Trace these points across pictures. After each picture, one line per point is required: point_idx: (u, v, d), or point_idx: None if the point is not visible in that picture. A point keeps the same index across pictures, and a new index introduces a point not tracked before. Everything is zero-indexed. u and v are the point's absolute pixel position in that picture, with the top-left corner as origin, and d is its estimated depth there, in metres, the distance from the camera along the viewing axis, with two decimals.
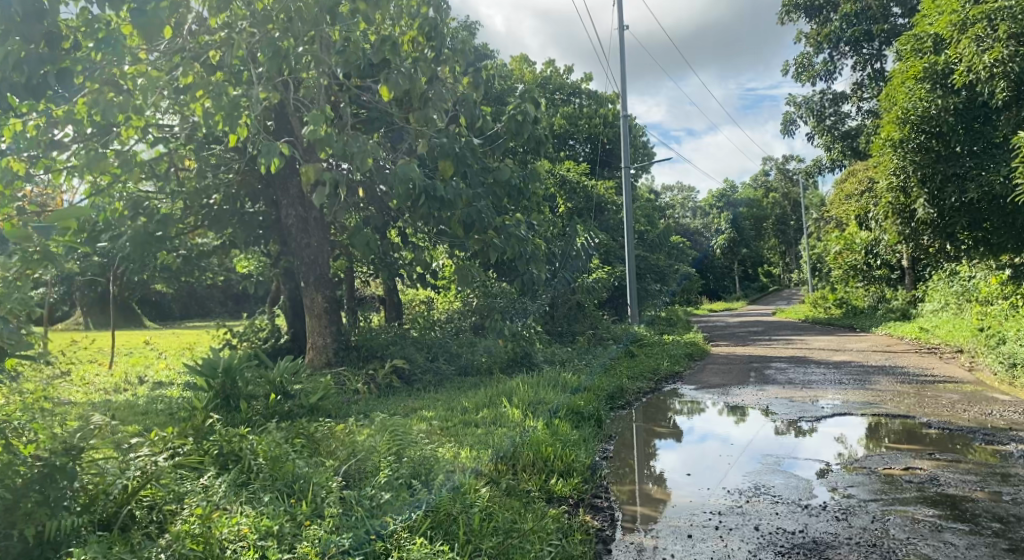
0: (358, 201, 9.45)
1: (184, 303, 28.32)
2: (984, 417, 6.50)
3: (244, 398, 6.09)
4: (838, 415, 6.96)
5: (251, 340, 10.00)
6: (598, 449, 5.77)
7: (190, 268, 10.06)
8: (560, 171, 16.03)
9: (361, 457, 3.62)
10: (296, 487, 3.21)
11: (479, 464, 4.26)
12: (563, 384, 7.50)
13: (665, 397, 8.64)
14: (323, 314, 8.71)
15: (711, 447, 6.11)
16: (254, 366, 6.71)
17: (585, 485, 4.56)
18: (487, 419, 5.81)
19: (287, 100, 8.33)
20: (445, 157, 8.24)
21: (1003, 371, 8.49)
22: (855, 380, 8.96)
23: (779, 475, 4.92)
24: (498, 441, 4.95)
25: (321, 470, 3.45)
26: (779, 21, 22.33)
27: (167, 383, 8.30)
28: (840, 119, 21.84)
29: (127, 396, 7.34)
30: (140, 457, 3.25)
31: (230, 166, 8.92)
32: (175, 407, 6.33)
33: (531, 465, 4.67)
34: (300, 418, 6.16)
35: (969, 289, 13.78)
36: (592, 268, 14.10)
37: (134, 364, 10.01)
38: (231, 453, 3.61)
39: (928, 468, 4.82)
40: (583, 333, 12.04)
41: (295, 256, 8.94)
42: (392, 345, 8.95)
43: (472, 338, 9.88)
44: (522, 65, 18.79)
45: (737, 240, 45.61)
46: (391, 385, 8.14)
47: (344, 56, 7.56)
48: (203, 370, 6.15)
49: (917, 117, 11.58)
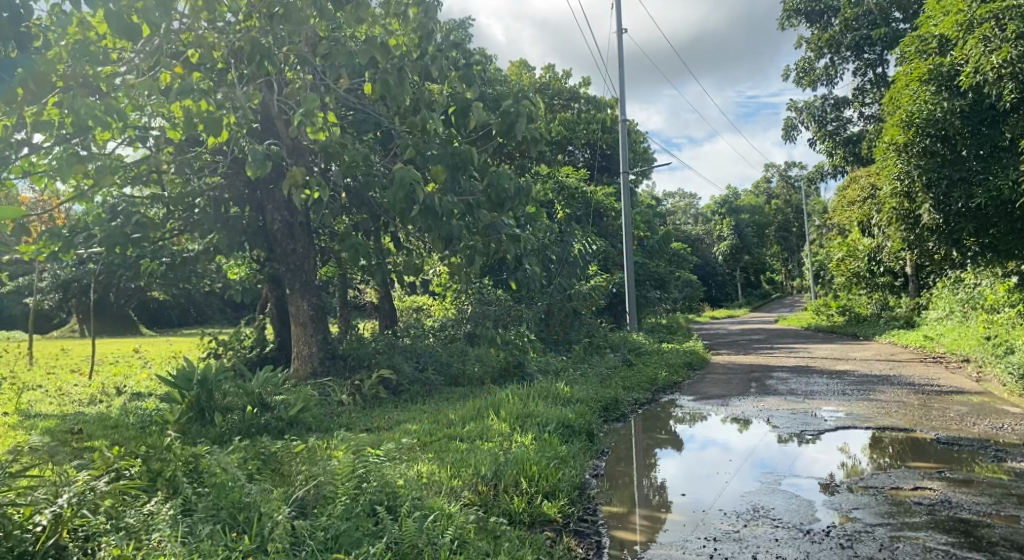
0: (347, 205, 9.16)
1: (181, 310, 27.98)
2: (993, 430, 6.18)
3: (220, 410, 5.84)
4: (841, 427, 6.65)
5: (236, 349, 9.70)
6: (589, 466, 5.44)
7: (176, 275, 9.81)
8: (558, 176, 15.79)
9: (322, 477, 3.35)
10: (242, 517, 2.95)
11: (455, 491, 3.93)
12: (555, 396, 7.20)
13: (663, 407, 8.35)
14: (308, 322, 8.38)
15: (708, 459, 5.81)
16: (231, 376, 6.42)
17: (572, 507, 4.27)
18: (473, 434, 5.53)
19: (272, 102, 8.08)
20: (435, 160, 7.93)
21: (1012, 381, 8.17)
22: (860, 391, 8.66)
23: (779, 495, 4.60)
24: (481, 458, 4.65)
25: (276, 494, 3.19)
26: (780, 26, 22.12)
27: (145, 394, 8.02)
28: (842, 125, 21.58)
29: (100, 408, 7.07)
30: (78, 481, 3.00)
31: (214, 170, 8.69)
32: (150, 421, 6.06)
33: (515, 484, 4.38)
34: (278, 432, 5.88)
35: (975, 297, 13.59)
36: (591, 275, 13.81)
37: (116, 374, 9.74)
38: (182, 475, 3.35)
39: (939, 489, 4.52)
40: (580, 341, 11.73)
41: (280, 263, 8.64)
42: (380, 354, 8.61)
43: (463, 347, 9.60)
44: (520, 70, 18.60)
45: (740, 246, 45.21)
46: (377, 396, 7.81)
47: (328, 56, 7.30)
48: (176, 381, 5.88)
49: (922, 120, 11.27)
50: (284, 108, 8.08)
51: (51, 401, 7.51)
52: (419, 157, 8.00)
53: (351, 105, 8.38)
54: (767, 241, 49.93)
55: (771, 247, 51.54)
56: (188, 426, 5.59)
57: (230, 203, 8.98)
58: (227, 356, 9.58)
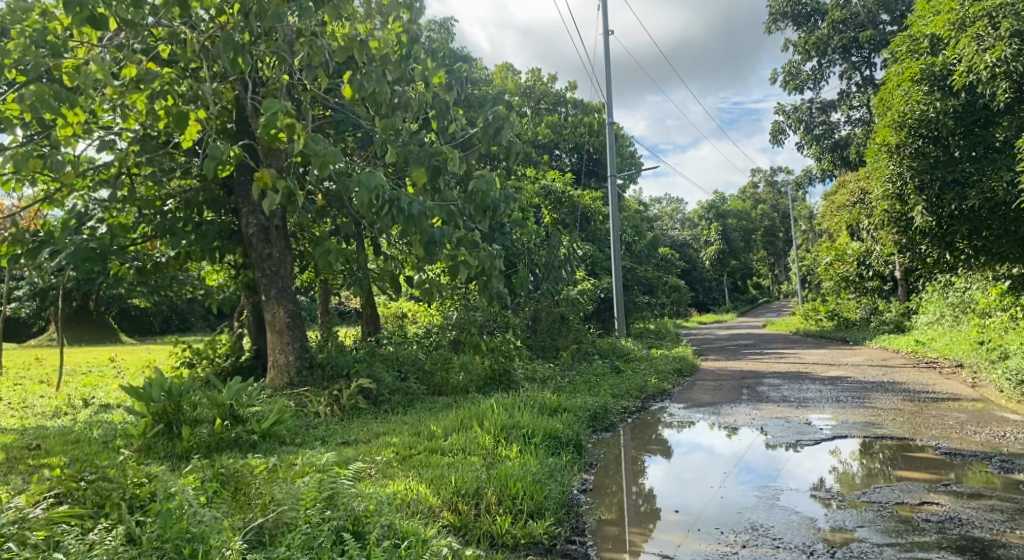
0: (325, 209, 8.86)
1: (163, 317, 27.44)
2: (997, 439, 5.97)
3: (189, 424, 5.55)
4: (836, 435, 6.41)
5: (211, 358, 9.34)
6: (577, 479, 5.16)
7: (148, 280, 9.47)
8: (545, 181, 15.54)
9: (284, 501, 3.06)
10: (189, 551, 2.66)
11: (432, 521, 3.62)
12: (542, 405, 6.93)
13: (653, 415, 8.10)
14: (285, 329, 8.05)
15: (698, 469, 5.55)
16: (199, 387, 6.07)
17: (559, 528, 4.01)
18: (454, 447, 5.27)
19: (246, 102, 7.79)
20: (417, 165, 7.62)
21: (1009, 387, 7.98)
22: (854, 398, 8.45)
23: (778, 511, 4.33)
24: (463, 474, 4.36)
25: (229, 523, 2.90)
26: (767, 29, 22.06)
27: (113, 406, 7.65)
28: (830, 128, 21.51)
29: (63, 421, 6.71)
30: (10, 510, 2.74)
31: (187, 172, 8.38)
32: (113, 436, 5.71)
33: (498, 504, 4.09)
34: (250, 447, 5.55)
35: (965, 301, 13.50)
36: (577, 280, 13.56)
37: (85, 385, 9.34)
38: (131, 499, 3.06)
39: (946, 503, 4.28)
40: (568, 348, 11.46)
41: (255, 269, 8.33)
42: (359, 362, 8.25)
43: (447, 354, 9.29)
44: (506, 73, 18.39)
45: (727, 251, 45.26)
46: (357, 407, 7.45)
47: (305, 56, 7.05)
48: (142, 392, 5.57)
49: (914, 120, 11.16)
50: (259, 109, 7.80)
51: (12, 414, 7.14)
52: (400, 160, 7.72)
53: (329, 105, 8.10)
54: (753, 246, 50.04)
55: (758, 251, 51.66)
56: (152, 442, 5.28)
57: (204, 207, 8.66)
58: (200, 367, 9.21)
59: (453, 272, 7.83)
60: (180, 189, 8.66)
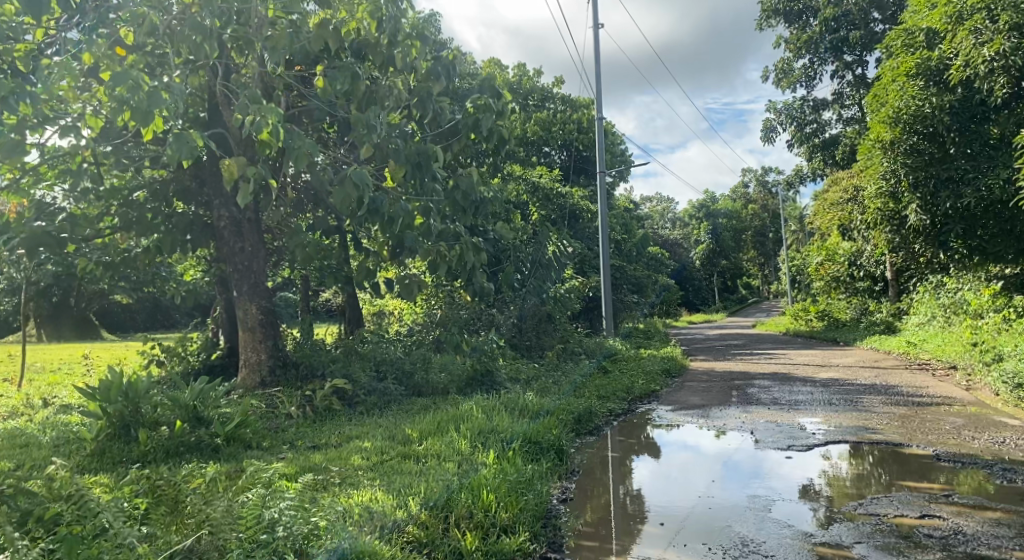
0: (300, 203, 8.49)
1: (146, 312, 26.99)
2: (996, 446, 5.69)
3: (147, 426, 5.22)
4: (830, 440, 6.11)
5: (181, 356, 8.96)
6: (557, 487, 4.86)
7: (118, 276, 9.09)
8: (532, 176, 15.21)
9: (220, 522, 2.80)
10: None
11: (391, 543, 3.31)
12: (524, 408, 6.61)
13: (640, 417, 7.80)
14: (257, 327, 7.70)
15: (684, 472, 5.26)
16: (158, 388, 5.72)
17: (534, 544, 3.72)
18: (428, 453, 4.97)
19: (215, 89, 7.44)
20: (394, 158, 7.27)
21: (1007, 391, 7.72)
22: (847, 401, 8.19)
23: (769, 524, 4.04)
24: (431, 485, 4.06)
25: (153, 549, 2.65)
26: (758, 26, 21.83)
27: (72, 406, 7.28)
28: (820, 127, 21.32)
29: (18, 423, 6.36)
30: None
31: (154, 163, 8.01)
32: (65, 440, 5.37)
33: (468, 518, 3.80)
34: (212, 451, 5.21)
35: (958, 301, 13.30)
36: (564, 279, 13.26)
37: (50, 384, 8.96)
38: (49, 520, 2.80)
39: (948, 517, 4.01)
40: (554, 348, 11.17)
41: (227, 264, 7.97)
42: (334, 362, 7.91)
43: (428, 353, 8.94)
44: (494, 68, 18.06)
45: (717, 250, 45.49)
46: (331, 409, 7.12)
47: (273, 41, 6.67)
48: (97, 393, 5.26)
49: (909, 116, 10.95)
50: (229, 97, 7.44)
51: None
52: (379, 153, 7.34)
53: (303, 93, 7.71)
54: (741, 245, 50.20)
55: (748, 251, 51.70)
56: (105, 448, 4.97)
57: (174, 199, 8.29)
58: (170, 365, 8.82)
59: (431, 269, 7.49)
60: (150, 179, 8.30)
